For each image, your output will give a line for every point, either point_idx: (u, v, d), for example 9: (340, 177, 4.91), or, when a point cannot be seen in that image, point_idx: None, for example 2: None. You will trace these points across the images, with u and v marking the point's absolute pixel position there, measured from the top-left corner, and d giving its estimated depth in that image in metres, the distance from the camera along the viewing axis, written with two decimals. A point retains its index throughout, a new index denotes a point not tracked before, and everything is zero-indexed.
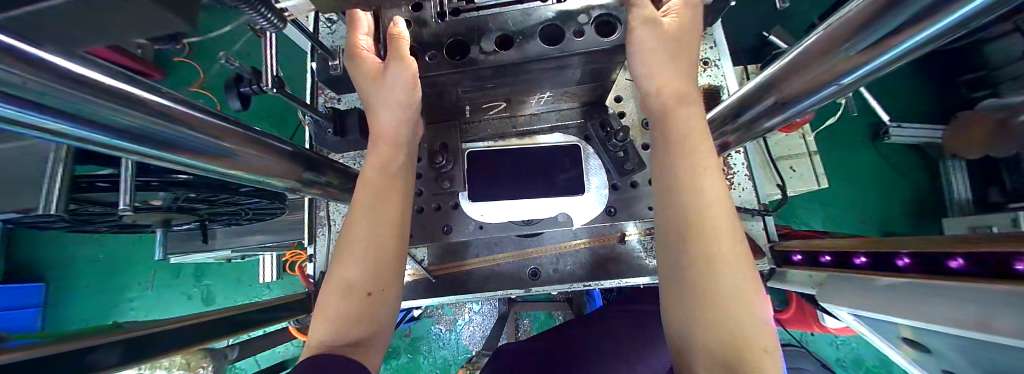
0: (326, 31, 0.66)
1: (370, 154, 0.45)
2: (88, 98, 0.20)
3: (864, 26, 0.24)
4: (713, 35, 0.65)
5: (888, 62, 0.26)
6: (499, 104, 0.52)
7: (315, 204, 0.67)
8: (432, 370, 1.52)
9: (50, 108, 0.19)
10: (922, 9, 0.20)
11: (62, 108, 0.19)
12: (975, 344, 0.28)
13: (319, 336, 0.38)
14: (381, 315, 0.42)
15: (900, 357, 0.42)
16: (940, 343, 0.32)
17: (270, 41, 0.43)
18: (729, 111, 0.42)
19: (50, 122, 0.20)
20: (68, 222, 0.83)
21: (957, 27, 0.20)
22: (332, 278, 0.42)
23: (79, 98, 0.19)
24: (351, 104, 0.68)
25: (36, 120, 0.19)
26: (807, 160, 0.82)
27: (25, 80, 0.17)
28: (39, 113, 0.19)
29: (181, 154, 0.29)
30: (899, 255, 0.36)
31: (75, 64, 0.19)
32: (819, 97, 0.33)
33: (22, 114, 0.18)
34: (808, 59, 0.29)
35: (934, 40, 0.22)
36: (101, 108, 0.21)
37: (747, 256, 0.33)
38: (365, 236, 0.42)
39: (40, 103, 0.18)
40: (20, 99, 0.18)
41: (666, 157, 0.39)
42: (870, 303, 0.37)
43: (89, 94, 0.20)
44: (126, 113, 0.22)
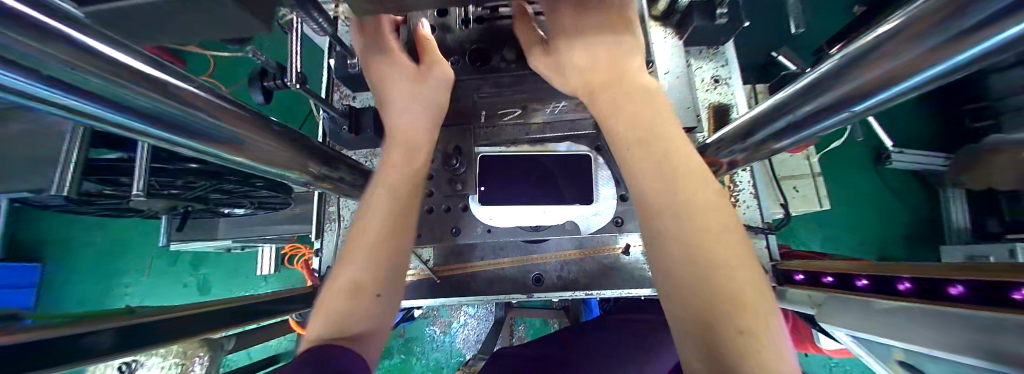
0: (346, 30, 0.68)
1: (386, 154, 0.46)
2: (117, 81, 0.20)
3: (876, 58, 0.25)
4: (724, 54, 0.67)
5: (892, 96, 0.27)
6: (514, 111, 0.54)
7: (325, 199, 0.68)
8: (422, 372, 1.51)
9: (81, 90, 0.19)
10: (921, 53, 0.22)
11: (93, 90, 0.20)
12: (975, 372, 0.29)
13: (318, 330, 0.39)
14: (387, 314, 0.42)
15: None
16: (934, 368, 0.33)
17: (296, 39, 0.44)
18: (740, 129, 0.43)
19: (82, 106, 0.21)
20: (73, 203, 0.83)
21: (953, 70, 0.21)
22: (336, 276, 0.42)
23: (110, 80, 0.20)
24: (366, 103, 0.69)
25: (65, 100, 0.20)
26: (810, 181, 0.83)
27: (66, 64, 0.18)
28: (67, 92, 0.19)
29: (201, 142, 0.29)
30: (902, 279, 0.36)
31: (107, 48, 0.20)
32: (835, 122, 0.33)
33: (52, 94, 0.19)
34: (825, 84, 0.30)
35: (952, 73, 0.23)
36: (130, 93, 0.21)
37: (736, 244, 0.31)
38: (376, 235, 0.42)
39: (76, 86, 0.19)
40: (56, 80, 0.18)
41: (644, 156, 0.37)
42: (877, 328, 0.37)
43: (121, 79, 0.20)
44: (156, 102, 0.23)
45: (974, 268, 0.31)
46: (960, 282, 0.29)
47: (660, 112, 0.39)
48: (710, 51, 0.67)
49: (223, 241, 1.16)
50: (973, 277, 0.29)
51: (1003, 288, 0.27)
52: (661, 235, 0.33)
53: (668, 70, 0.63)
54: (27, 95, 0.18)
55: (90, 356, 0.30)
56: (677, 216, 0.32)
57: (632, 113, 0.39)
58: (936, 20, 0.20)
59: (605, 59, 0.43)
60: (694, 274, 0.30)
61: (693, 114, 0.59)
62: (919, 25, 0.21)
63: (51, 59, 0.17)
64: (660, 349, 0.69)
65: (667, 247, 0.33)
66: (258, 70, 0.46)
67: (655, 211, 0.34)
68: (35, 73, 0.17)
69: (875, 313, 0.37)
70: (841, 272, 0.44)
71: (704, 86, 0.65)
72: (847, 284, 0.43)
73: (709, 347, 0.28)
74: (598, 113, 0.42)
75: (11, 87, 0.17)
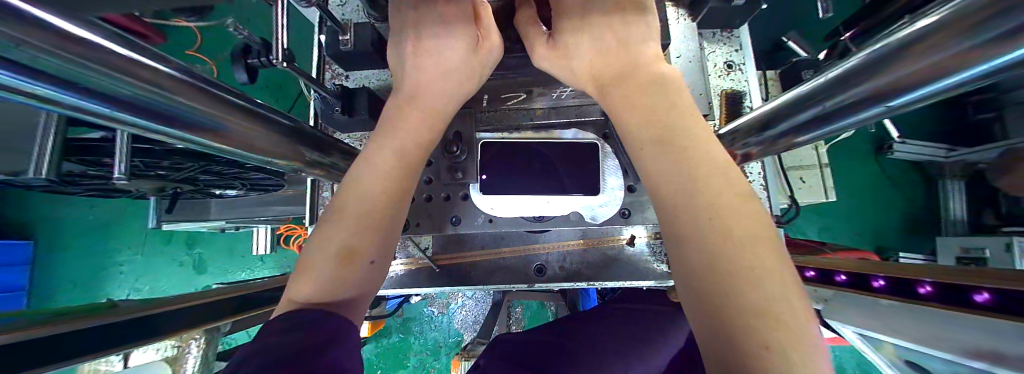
0: (337, 2, 0.63)
1: (389, 114, 0.42)
2: (74, 59, 0.17)
3: (910, 54, 0.22)
4: (740, 37, 0.63)
5: (921, 96, 0.24)
6: (519, 95, 0.53)
7: (319, 184, 0.64)
8: (421, 351, 1.54)
9: (37, 71, 0.16)
10: (959, 51, 0.19)
11: (50, 71, 0.17)
12: None
13: (300, 295, 0.35)
14: (372, 281, 0.40)
15: None
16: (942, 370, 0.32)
17: (281, 10, 0.39)
18: (757, 121, 0.40)
19: (44, 89, 0.18)
20: (60, 185, 0.80)
21: (1012, 68, 0.18)
22: (319, 235, 0.38)
23: (65, 62, 0.17)
24: (361, 82, 0.64)
25: (24, 84, 0.17)
26: (817, 172, 0.81)
27: (12, 46, 0.15)
28: (22, 75, 0.16)
29: (183, 129, 0.26)
30: (923, 283, 0.34)
31: (69, 23, 0.16)
32: (859, 117, 0.30)
33: (8, 79, 0.16)
34: (854, 79, 0.27)
35: (993, 76, 0.20)
36: (87, 71, 0.18)
37: (755, 214, 0.30)
38: (373, 198, 0.38)
39: (36, 68, 0.16)
40: (12, 62, 0.15)
41: (662, 129, 0.36)
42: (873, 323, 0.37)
43: (78, 57, 0.17)
44: (120, 82, 0.20)
45: (1002, 275, 0.30)
46: (987, 290, 0.28)
47: (679, 90, 0.37)
48: (726, 33, 0.62)
49: (217, 223, 1.13)
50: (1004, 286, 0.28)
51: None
52: (678, 220, 0.33)
53: (681, 54, 0.59)
54: None
55: (91, 352, 0.29)
56: (691, 186, 0.32)
57: (642, 102, 0.38)
58: (985, 16, 0.17)
59: (620, 42, 0.43)
60: (718, 242, 0.29)
61: (705, 101, 0.57)
62: (963, 20, 0.18)
63: None
64: (658, 337, 0.70)
65: (686, 232, 0.32)
66: (241, 45, 0.42)
67: (672, 182, 0.34)
68: None
69: (881, 310, 0.36)
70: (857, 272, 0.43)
71: (717, 71, 0.62)
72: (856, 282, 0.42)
73: (729, 327, 0.27)
74: (610, 106, 0.41)
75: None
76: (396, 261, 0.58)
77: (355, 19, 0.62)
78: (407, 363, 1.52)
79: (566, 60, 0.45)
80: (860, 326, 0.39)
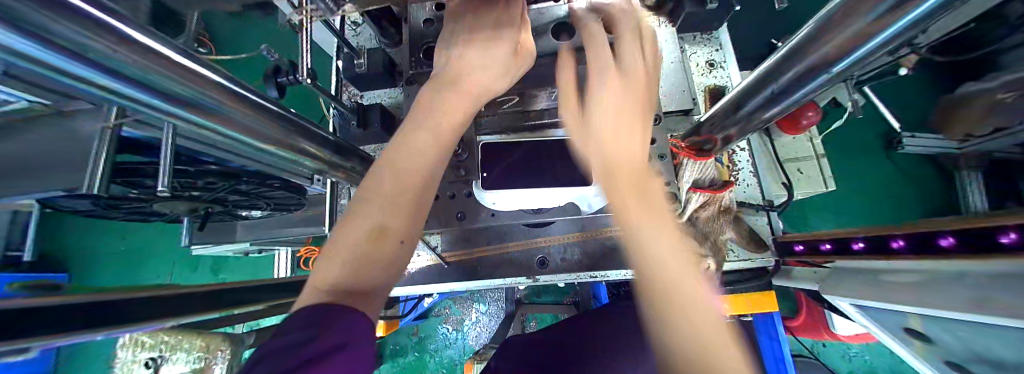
0: (352, 32, 0.73)
1: (415, 109, 0.45)
2: (149, 65, 0.22)
3: (837, 23, 0.25)
4: (720, 39, 0.68)
5: (855, 62, 0.27)
6: (513, 98, 0.56)
7: (337, 192, 0.69)
8: (436, 370, 1.53)
9: (122, 74, 0.22)
10: (879, 12, 0.22)
11: (130, 73, 0.22)
12: (980, 331, 0.32)
13: (327, 278, 0.35)
14: (398, 264, 0.39)
15: (890, 339, 0.48)
16: (941, 331, 0.37)
17: (307, 37, 0.47)
18: (730, 103, 0.43)
19: (127, 89, 0.23)
20: (103, 208, 0.88)
21: (920, 25, 0.21)
22: (350, 216, 0.39)
23: (142, 67, 0.22)
24: (374, 100, 0.71)
25: (110, 83, 0.22)
26: (815, 162, 0.82)
27: (110, 55, 0.20)
28: (112, 76, 0.21)
29: (225, 126, 0.32)
30: (896, 238, 0.39)
31: (148, 38, 0.22)
32: (814, 85, 0.33)
33: (105, 80, 0.22)
34: (799, 52, 0.30)
35: (913, 29, 0.23)
36: (154, 74, 0.23)
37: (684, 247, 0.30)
38: (396, 183, 0.40)
39: (124, 72, 0.22)
40: (109, 69, 0.21)
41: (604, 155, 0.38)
42: (870, 293, 0.41)
43: (149, 61, 0.22)
44: (178, 84, 0.25)
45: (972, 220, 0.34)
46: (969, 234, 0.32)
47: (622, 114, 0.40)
48: (706, 35, 0.68)
49: (241, 243, 1.20)
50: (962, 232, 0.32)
51: (988, 238, 0.30)
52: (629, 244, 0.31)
53: (664, 56, 0.64)
54: (81, 79, 0.21)
55: (151, 317, 0.33)
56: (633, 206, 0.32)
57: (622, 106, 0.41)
58: None
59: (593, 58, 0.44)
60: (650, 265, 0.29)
61: (688, 96, 0.61)
62: None
63: (96, 48, 0.19)
64: None
65: (652, 216, 0.31)
66: (271, 67, 0.50)
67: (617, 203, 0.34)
68: (87, 61, 0.19)
69: (886, 284, 0.39)
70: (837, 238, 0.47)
71: (699, 70, 0.66)
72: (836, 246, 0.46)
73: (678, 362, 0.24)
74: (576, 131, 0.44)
75: (64, 70, 0.19)
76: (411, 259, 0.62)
77: (369, 45, 0.70)
78: None
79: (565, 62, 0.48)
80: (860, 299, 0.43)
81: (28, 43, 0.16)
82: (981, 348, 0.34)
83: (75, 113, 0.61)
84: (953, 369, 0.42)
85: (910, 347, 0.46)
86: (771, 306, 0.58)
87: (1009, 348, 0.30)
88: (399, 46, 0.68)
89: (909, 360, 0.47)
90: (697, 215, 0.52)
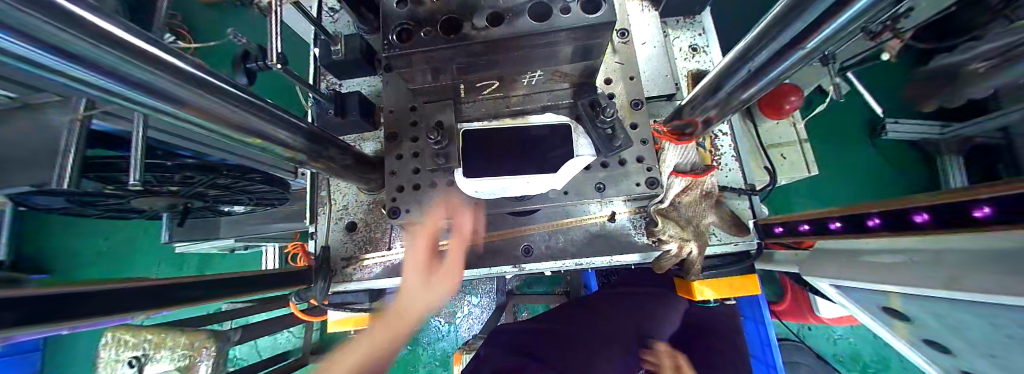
0: (328, 19, 0.70)
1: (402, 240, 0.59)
2: (121, 56, 0.20)
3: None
4: (703, 23, 0.67)
5: (833, 32, 0.26)
6: (492, 83, 0.48)
7: (318, 184, 0.68)
8: (431, 362, 1.55)
9: (93, 64, 0.20)
10: None
11: (101, 63, 0.20)
12: (956, 307, 0.32)
13: None
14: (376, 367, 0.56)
15: (868, 319, 0.49)
16: (916, 308, 0.38)
17: (275, 20, 0.45)
18: (709, 86, 0.43)
19: (94, 78, 0.21)
20: (77, 205, 0.85)
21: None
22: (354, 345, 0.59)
23: (116, 57, 0.20)
24: (353, 88, 0.69)
25: (80, 74, 0.20)
26: (797, 147, 0.82)
27: (83, 45, 0.18)
28: (83, 67, 0.20)
29: (198, 115, 0.30)
30: (873, 216, 0.39)
31: (122, 28, 0.20)
32: (796, 57, 0.32)
33: (76, 70, 0.20)
34: (772, 30, 0.30)
35: (877, 4, 0.22)
36: (126, 64, 0.21)
37: None
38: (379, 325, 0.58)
39: (95, 63, 0.20)
40: (81, 60, 0.19)
41: None
42: (855, 273, 0.42)
43: (123, 52, 0.20)
44: (151, 73, 0.23)
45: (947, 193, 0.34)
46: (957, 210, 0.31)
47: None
48: (688, 20, 0.67)
49: (226, 240, 1.18)
50: (937, 207, 0.33)
51: (962, 214, 0.31)
52: None
53: (646, 41, 0.63)
54: (45, 68, 0.19)
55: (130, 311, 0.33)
56: None
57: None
58: None
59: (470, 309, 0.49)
60: None
61: (671, 81, 0.61)
62: None
63: (65, 38, 0.17)
64: (655, 321, 0.74)
65: None
66: (240, 53, 0.48)
67: None
68: (58, 51, 0.18)
69: (874, 265, 0.40)
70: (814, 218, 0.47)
71: (682, 55, 0.65)
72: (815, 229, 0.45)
73: None
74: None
75: (28, 60, 0.17)
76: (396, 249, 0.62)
77: (345, 31, 0.68)
78: None
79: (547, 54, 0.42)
80: (841, 279, 0.44)
81: (1, 36, 0.15)
82: (956, 323, 0.35)
83: (42, 105, 0.59)
84: (931, 346, 0.43)
85: (884, 324, 0.48)
86: (752, 291, 0.59)
87: (981, 322, 0.32)
88: (377, 33, 0.66)
89: (892, 340, 0.48)
90: (680, 200, 0.54)
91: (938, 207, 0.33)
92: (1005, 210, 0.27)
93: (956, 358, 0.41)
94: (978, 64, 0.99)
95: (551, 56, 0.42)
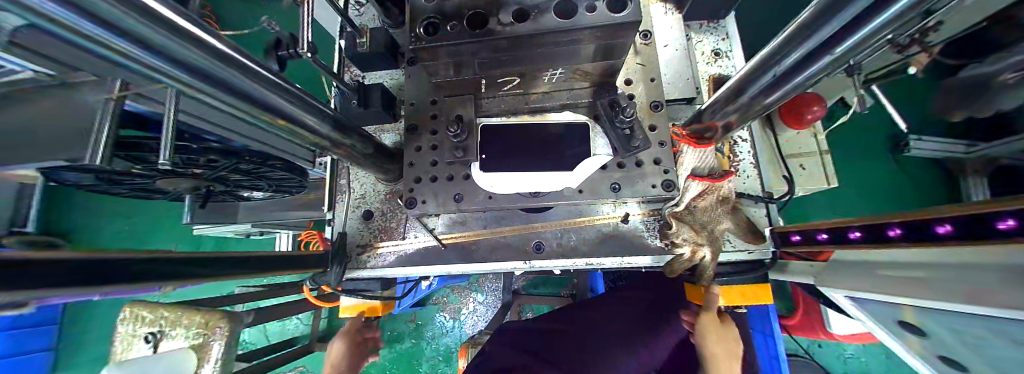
0: (355, 12, 0.72)
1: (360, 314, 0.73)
2: (156, 29, 0.21)
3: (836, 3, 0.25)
4: (727, 27, 0.66)
5: (860, 42, 0.26)
6: (514, 80, 0.49)
7: (337, 173, 0.70)
8: (433, 356, 1.56)
9: (132, 35, 0.20)
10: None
11: (138, 35, 0.21)
12: (989, 326, 0.31)
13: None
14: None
15: (885, 334, 0.48)
16: (944, 326, 0.37)
17: (306, 10, 0.46)
18: (731, 90, 0.43)
19: (133, 50, 0.22)
20: (106, 183, 0.89)
21: (920, 6, 0.21)
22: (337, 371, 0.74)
23: (152, 30, 0.21)
24: (375, 80, 0.71)
25: (121, 45, 0.21)
26: (817, 158, 0.81)
27: (121, 15, 0.19)
28: (122, 38, 0.20)
29: (227, 94, 0.30)
30: (892, 226, 0.38)
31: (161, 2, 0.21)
32: (821, 65, 0.31)
33: (115, 40, 0.20)
34: (800, 36, 0.30)
35: (912, 12, 0.22)
36: (161, 38, 0.22)
37: None
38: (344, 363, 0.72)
39: (133, 35, 0.20)
40: (121, 31, 0.20)
41: None
42: (881, 287, 0.41)
43: (157, 25, 0.21)
44: (185, 49, 0.24)
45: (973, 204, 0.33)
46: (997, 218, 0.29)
47: None
48: (711, 24, 0.66)
49: (242, 224, 1.22)
50: (959, 216, 0.32)
51: (986, 222, 0.30)
52: None
53: (668, 44, 0.63)
54: (88, 37, 0.20)
55: (164, 279, 0.34)
56: None
57: None
58: None
59: None
60: None
61: (692, 85, 0.60)
62: None
63: (104, 8, 0.18)
64: (663, 328, 0.73)
65: None
66: (272, 41, 0.49)
67: None
68: (99, 20, 0.18)
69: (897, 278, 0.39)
70: (830, 227, 0.46)
71: (704, 59, 0.64)
72: (835, 239, 0.44)
73: None
74: None
75: (71, 27, 0.18)
76: (410, 239, 0.63)
77: (371, 25, 0.70)
78: (419, 369, 1.54)
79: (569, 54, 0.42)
80: (864, 293, 0.43)
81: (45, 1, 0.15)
82: (982, 343, 0.34)
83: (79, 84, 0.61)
84: (947, 365, 0.42)
85: (902, 341, 0.46)
86: (767, 301, 0.58)
87: (1012, 343, 0.30)
88: (401, 27, 0.67)
89: (908, 358, 0.47)
90: (695, 204, 0.54)
91: (957, 216, 0.32)
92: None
93: None
94: (1006, 76, 0.99)
95: (573, 54, 0.42)
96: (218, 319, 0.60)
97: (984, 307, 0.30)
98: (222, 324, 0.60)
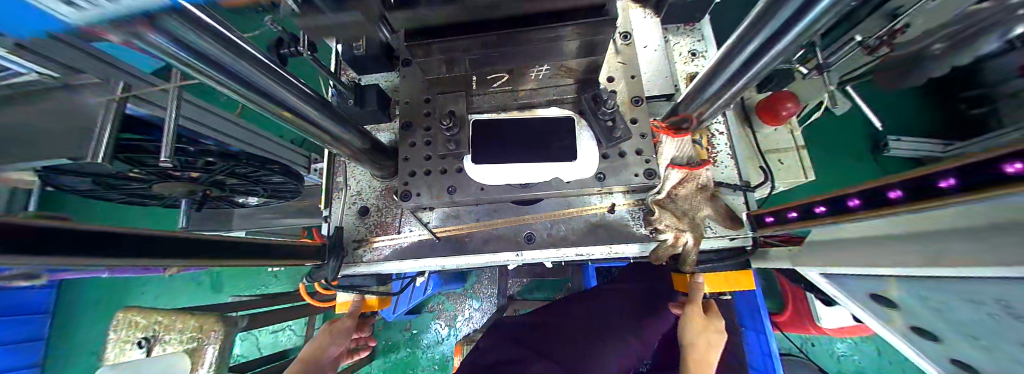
0: None
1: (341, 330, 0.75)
2: (187, 25, 0.24)
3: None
4: (702, 30, 0.70)
5: (804, 30, 0.29)
6: (503, 76, 0.52)
7: (334, 171, 0.72)
8: (429, 366, 1.54)
9: (170, 33, 0.23)
10: None
11: (175, 31, 0.23)
12: (951, 282, 0.34)
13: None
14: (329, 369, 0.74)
15: (857, 308, 0.52)
16: (911, 293, 0.40)
17: None
18: (702, 82, 0.46)
19: (169, 46, 0.25)
20: (101, 188, 0.90)
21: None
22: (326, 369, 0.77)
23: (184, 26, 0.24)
24: (371, 82, 0.74)
25: (160, 42, 0.24)
26: (794, 153, 0.84)
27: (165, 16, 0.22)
28: (161, 35, 0.23)
29: (242, 86, 0.33)
30: (850, 197, 0.38)
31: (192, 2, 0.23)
32: (774, 53, 0.35)
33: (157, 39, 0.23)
34: (755, 26, 0.33)
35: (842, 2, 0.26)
36: (193, 34, 0.25)
37: None
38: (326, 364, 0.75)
39: (172, 32, 0.23)
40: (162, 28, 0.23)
41: None
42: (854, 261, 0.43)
43: (189, 22, 0.24)
44: (210, 44, 0.26)
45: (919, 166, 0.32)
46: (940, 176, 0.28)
47: None
48: (688, 27, 0.71)
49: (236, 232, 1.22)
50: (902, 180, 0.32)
51: (919, 187, 0.30)
52: None
53: (648, 45, 0.67)
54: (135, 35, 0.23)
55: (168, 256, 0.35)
56: None
57: None
58: None
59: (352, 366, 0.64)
60: None
61: (671, 83, 0.64)
62: None
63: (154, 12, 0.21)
64: (650, 319, 0.75)
65: None
66: (274, 40, 0.52)
67: None
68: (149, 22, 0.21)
69: (863, 250, 0.41)
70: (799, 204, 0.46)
71: (682, 59, 0.69)
72: (802, 215, 0.46)
73: None
74: None
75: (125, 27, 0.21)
76: (405, 234, 0.64)
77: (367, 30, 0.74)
78: None
79: (553, 51, 0.46)
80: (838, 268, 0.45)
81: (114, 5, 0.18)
82: (945, 305, 0.37)
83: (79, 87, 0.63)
84: (919, 335, 0.45)
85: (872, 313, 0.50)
86: (751, 288, 0.61)
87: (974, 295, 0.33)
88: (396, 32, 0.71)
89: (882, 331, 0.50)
90: (675, 192, 0.57)
91: (901, 181, 0.32)
92: (964, 181, 0.26)
93: (943, 345, 0.43)
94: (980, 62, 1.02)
95: (557, 51, 0.46)
96: (213, 323, 0.61)
97: (951, 268, 0.32)
98: (217, 329, 0.61)
